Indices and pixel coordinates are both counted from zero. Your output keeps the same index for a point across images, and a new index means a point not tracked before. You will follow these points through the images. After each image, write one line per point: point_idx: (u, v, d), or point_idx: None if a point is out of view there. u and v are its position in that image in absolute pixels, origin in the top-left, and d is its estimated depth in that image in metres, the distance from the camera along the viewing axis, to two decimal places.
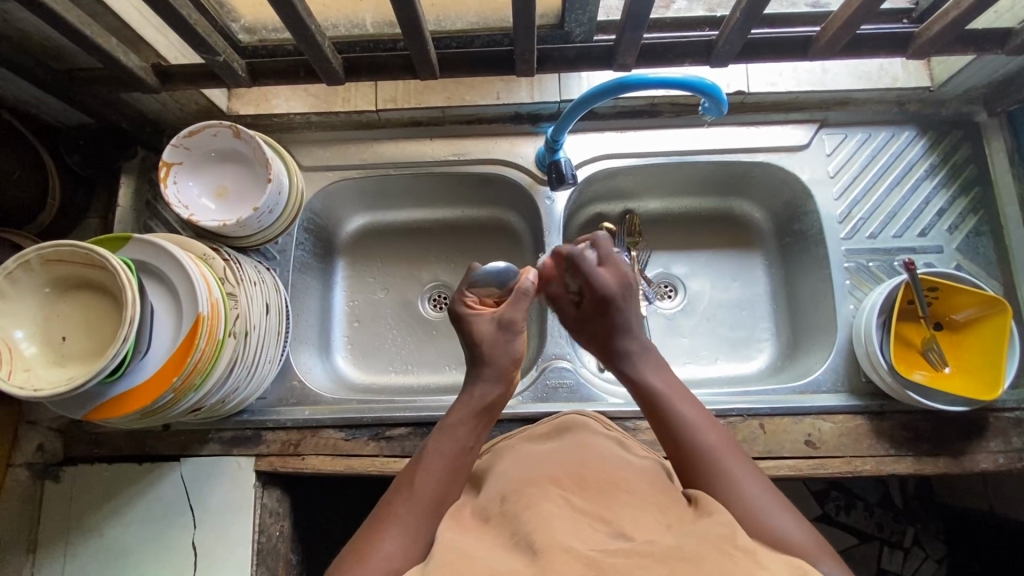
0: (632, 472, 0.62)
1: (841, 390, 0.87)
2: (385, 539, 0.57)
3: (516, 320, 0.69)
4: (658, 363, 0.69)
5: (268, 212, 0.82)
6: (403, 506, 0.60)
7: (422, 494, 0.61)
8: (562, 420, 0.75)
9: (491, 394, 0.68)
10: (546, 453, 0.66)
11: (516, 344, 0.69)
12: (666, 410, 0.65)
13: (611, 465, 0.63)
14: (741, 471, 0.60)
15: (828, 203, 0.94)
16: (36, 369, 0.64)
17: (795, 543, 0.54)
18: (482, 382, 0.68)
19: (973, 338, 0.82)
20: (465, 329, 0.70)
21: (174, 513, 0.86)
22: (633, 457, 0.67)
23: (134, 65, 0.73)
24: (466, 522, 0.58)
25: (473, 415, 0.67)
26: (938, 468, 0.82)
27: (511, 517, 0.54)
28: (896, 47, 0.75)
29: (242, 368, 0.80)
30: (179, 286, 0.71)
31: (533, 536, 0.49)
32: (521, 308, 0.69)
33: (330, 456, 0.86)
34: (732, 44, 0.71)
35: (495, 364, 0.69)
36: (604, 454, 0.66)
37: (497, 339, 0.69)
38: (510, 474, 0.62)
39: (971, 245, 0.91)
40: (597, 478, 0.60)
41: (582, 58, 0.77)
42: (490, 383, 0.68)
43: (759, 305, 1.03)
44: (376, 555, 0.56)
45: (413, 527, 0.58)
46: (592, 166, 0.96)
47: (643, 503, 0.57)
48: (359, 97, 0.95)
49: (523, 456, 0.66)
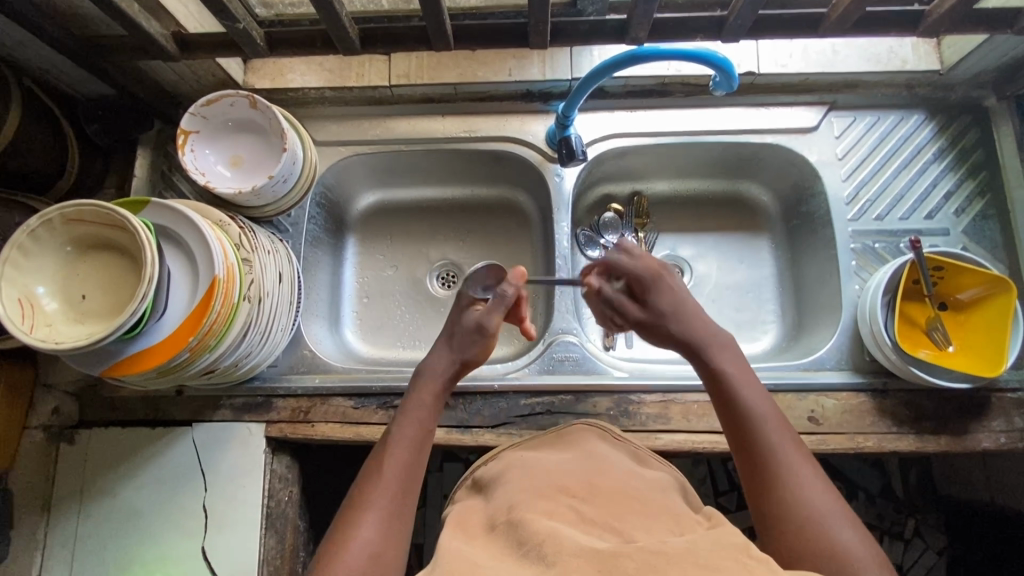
0: (642, 486, 0.64)
1: (845, 368, 0.88)
2: (364, 521, 0.59)
3: (489, 326, 0.76)
4: (733, 352, 0.70)
5: (282, 180, 0.84)
6: (377, 490, 0.62)
7: (391, 477, 0.63)
8: (570, 428, 0.77)
9: (443, 375, 0.75)
10: (556, 461, 0.68)
11: (483, 343, 0.76)
12: (736, 400, 0.66)
13: (622, 477, 0.65)
14: (809, 477, 0.60)
15: (836, 185, 0.94)
16: (57, 324, 0.66)
17: (846, 548, 0.55)
18: (429, 359, 0.76)
19: (976, 318, 0.82)
20: (450, 321, 0.79)
21: (186, 476, 0.87)
22: (645, 470, 0.69)
23: (155, 31, 0.74)
24: (474, 533, 0.59)
25: (429, 395, 0.73)
26: (940, 446, 0.83)
27: (517, 523, 0.56)
28: (906, 25, 0.75)
29: (255, 334, 0.81)
30: (195, 250, 0.72)
31: (544, 542, 0.51)
32: (496, 314, 0.76)
33: (339, 424, 0.88)
34: (744, 19, 0.72)
35: (453, 347, 0.76)
36: (615, 465, 0.68)
37: (468, 336, 0.76)
38: (518, 480, 0.64)
39: (977, 228, 0.91)
40: (607, 488, 0.62)
41: (595, 32, 0.78)
42: (445, 365, 0.75)
43: (764, 288, 1.04)
44: (356, 539, 0.58)
45: (392, 509, 0.61)
46: (602, 145, 0.97)
47: (655, 514, 0.59)
48: (372, 72, 0.96)
49: (534, 464, 0.68)
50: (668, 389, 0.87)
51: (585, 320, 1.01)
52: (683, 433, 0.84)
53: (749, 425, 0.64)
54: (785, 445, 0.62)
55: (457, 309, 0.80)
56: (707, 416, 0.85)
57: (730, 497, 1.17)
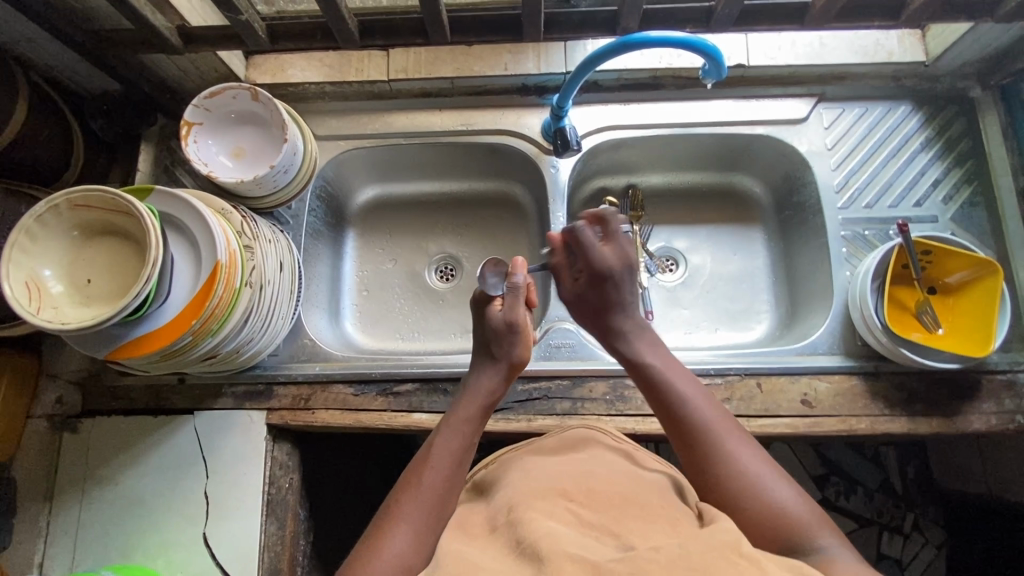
0: (642, 485, 0.65)
1: (837, 352, 0.89)
2: (396, 534, 0.62)
3: (517, 321, 0.76)
4: (651, 340, 0.75)
5: (283, 171, 0.86)
6: (411, 503, 0.64)
7: (427, 491, 0.65)
8: (571, 431, 0.79)
9: (492, 387, 0.76)
10: (556, 465, 0.69)
11: (519, 345, 0.77)
12: (662, 388, 0.69)
13: (622, 477, 0.67)
14: (739, 445, 0.64)
15: (825, 174, 0.96)
16: (62, 306, 0.67)
17: (789, 507, 0.60)
18: (480, 373, 0.77)
19: (966, 301, 0.84)
20: (479, 329, 0.79)
21: (188, 464, 0.88)
22: (643, 470, 0.70)
23: (160, 25, 0.76)
24: (475, 534, 0.62)
25: (476, 411, 0.74)
26: (931, 428, 0.84)
27: (517, 524, 0.58)
28: (889, 15, 0.78)
29: (257, 320, 0.83)
30: (198, 237, 0.74)
31: (541, 542, 0.53)
32: (518, 312, 0.76)
33: (339, 411, 0.89)
34: (730, 8, 0.74)
35: (501, 358, 0.77)
36: (614, 467, 0.69)
37: (505, 339, 0.76)
38: (520, 481, 0.66)
39: (965, 215, 0.93)
40: (607, 490, 0.64)
41: (587, 23, 0.80)
42: (494, 378, 0.77)
43: (758, 277, 1.06)
44: (389, 551, 0.60)
45: (421, 519, 0.63)
46: (597, 136, 0.99)
47: (653, 517, 0.60)
48: (371, 67, 0.98)
49: (530, 467, 0.70)
50: None
51: None
52: None
53: (677, 412, 0.68)
54: (737, 448, 0.64)
55: (478, 314, 0.80)
56: None
57: None
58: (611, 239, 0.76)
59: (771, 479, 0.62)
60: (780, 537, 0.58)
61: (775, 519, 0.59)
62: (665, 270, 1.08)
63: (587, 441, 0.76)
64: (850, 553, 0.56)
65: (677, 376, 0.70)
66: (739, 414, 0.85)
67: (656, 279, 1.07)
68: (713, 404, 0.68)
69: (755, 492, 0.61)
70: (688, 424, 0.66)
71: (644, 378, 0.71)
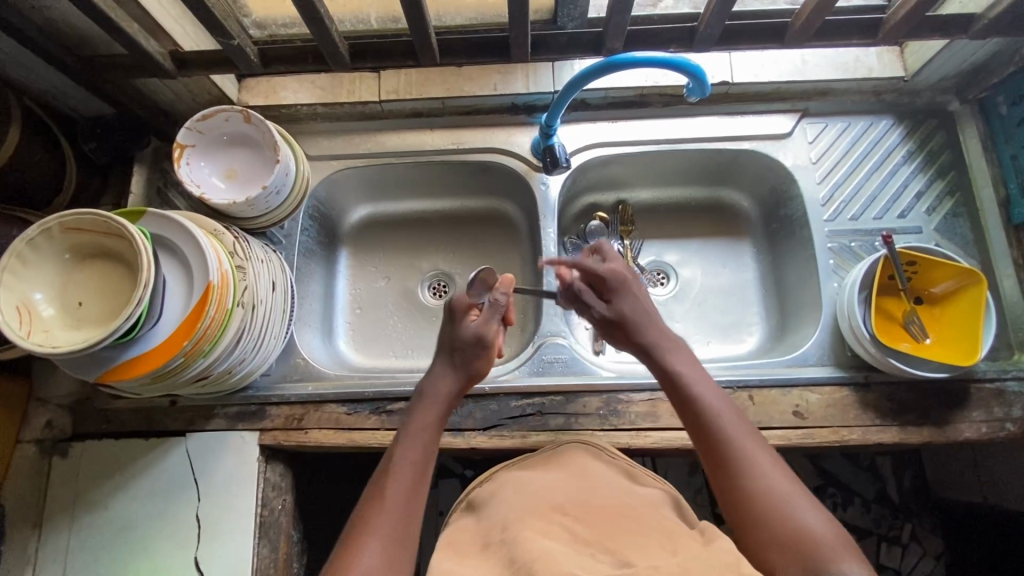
0: (637, 502, 0.66)
1: (828, 363, 0.90)
2: (366, 549, 0.60)
3: (487, 335, 0.77)
4: (690, 357, 0.76)
5: (276, 192, 0.87)
6: (378, 517, 0.63)
7: (393, 504, 0.65)
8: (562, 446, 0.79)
9: (449, 393, 0.76)
10: (548, 482, 0.69)
11: (483, 359, 0.78)
12: (695, 400, 0.70)
13: (616, 495, 0.67)
14: (766, 464, 0.64)
15: (811, 187, 0.98)
16: (53, 330, 0.67)
17: (812, 530, 0.58)
18: (433, 379, 0.77)
19: (952, 310, 0.85)
20: (445, 336, 0.79)
21: (180, 487, 0.88)
22: (637, 487, 0.70)
23: (154, 50, 0.77)
24: (470, 552, 0.62)
25: (434, 416, 0.74)
26: (922, 437, 0.85)
27: (512, 543, 0.58)
28: (867, 33, 0.80)
29: (249, 341, 0.83)
30: (191, 258, 0.74)
31: (537, 562, 0.53)
32: (493, 326, 0.78)
33: (331, 430, 0.89)
34: (712, 28, 0.76)
35: (460, 367, 0.78)
36: (608, 486, 0.69)
37: (469, 350, 0.77)
38: (514, 500, 0.66)
39: (948, 225, 0.95)
40: (602, 506, 0.64)
41: (573, 44, 0.82)
42: (448, 385, 0.77)
43: (747, 290, 1.07)
44: (361, 566, 0.58)
45: (391, 532, 0.62)
46: (585, 154, 1.01)
47: (649, 532, 0.60)
48: (363, 89, 1.00)
49: (524, 484, 0.69)
50: (656, 387, 0.88)
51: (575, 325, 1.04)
52: (672, 432, 0.86)
53: (710, 426, 0.68)
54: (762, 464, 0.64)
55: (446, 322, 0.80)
56: None
57: None
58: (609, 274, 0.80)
59: (796, 501, 0.60)
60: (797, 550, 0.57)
61: (791, 532, 0.58)
62: (656, 283, 1.09)
63: (579, 458, 0.75)
64: None
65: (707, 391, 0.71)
66: None
67: (647, 293, 1.07)
68: (743, 422, 0.68)
69: (778, 510, 0.60)
70: (715, 436, 0.67)
71: (677, 392, 0.72)
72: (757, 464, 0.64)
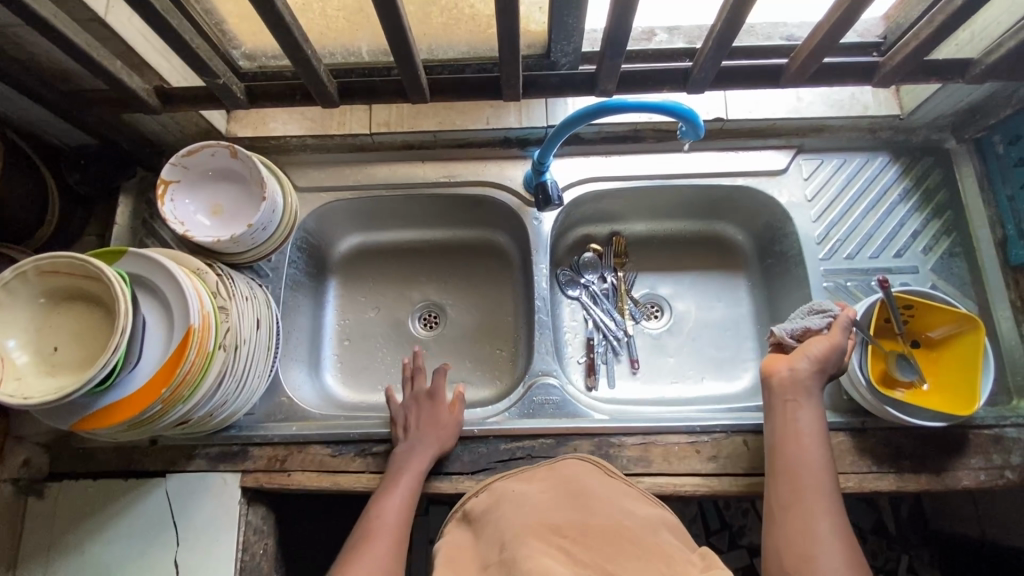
0: (634, 523, 0.64)
1: (823, 408, 0.88)
2: None
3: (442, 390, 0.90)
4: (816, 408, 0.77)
5: (262, 228, 0.85)
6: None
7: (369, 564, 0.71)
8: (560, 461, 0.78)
9: (426, 454, 0.82)
10: (545, 498, 0.69)
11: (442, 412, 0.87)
12: (790, 438, 0.75)
13: (614, 515, 0.65)
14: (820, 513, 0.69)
15: (806, 225, 0.97)
16: (27, 377, 0.65)
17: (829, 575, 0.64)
18: (408, 445, 0.83)
19: (949, 355, 0.83)
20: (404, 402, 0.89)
21: (159, 530, 0.85)
22: (636, 504, 0.69)
23: (137, 87, 0.76)
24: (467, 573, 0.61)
25: (412, 479, 0.80)
26: (920, 485, 0.83)
27: (511, 562, 0.56)
28: (862, 76, 0.79)
29: (231, 382, 0.80)
30: (171, 299, 0.72)
31: None
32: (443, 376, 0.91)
33: (315, 472, 0.86)
34: (707, 72, 0.76)
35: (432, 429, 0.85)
36: (605, 503, 0.67)
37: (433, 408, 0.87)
38: (511, 520, 0.65)
39: (945, 266, 0.94)
40: (601, 526, 0.63)
41: (566, 85, 0.82)
42: (427, 448, 0.83)
43: (743, 326, 1.05)
44: None
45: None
46: (578, 189, 1.00)
47: (647, 555, 0.59)
48: (353, 121, 0.98)
49: (520, 500, 0.69)
50: (648, 431, 0.86)
51: (567, 359, 1.03)
52: (665, 477, 0.83)
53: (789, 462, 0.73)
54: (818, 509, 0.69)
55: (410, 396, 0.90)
56: (688, 458, 0.84)
57: (721, 536, 1.17)
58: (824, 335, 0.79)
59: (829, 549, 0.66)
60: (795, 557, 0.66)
61: (806, 544, 0.67)
62: (650, 317, 1.07)
63: (574, 473, 0.74)
64: None
65: (809, 430, 0.75)
66: (726, 473, 0.83)
67: (641, 326, 1.06)
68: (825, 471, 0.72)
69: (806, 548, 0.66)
70: (788, 471, 0.73)
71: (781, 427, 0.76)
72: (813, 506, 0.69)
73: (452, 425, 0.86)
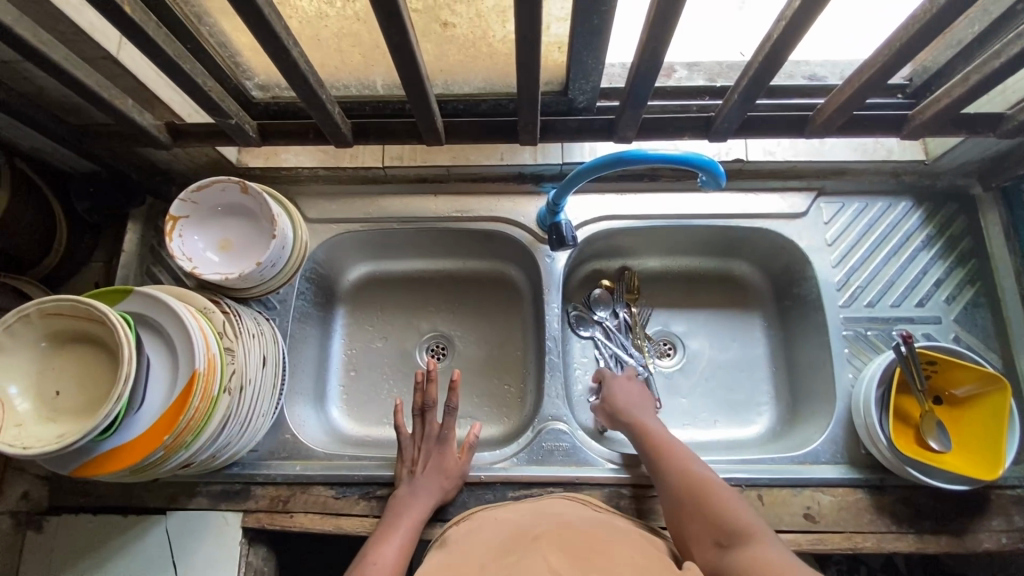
0: (611, 536, 0.64)
1: (841, 462, 0.85)
2: None
3: (449, 434, 0.85)
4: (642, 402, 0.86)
5: (270, 266, 0.84)
6: None
7: None
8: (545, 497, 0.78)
9: (430, 498, 0.80)
10: (525, 521, 0.69)
11: (449, 454, 0.84)
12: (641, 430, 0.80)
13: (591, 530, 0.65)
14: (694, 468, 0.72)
15: (826, 270, 0.94)
16: (27, 425, 0.64)
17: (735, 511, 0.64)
18: (415, 486, 0.81)
19: (974, 415, 0.81)
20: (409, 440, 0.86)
21: (158, 570, 0.84)
22: (618, 524, 0.69)
23: (147, 123, 0.75)
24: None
25: (415, 520, 0.78)
26: (940, 547, 0.80)
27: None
28: (891, 127, 0.77)
29: (235, 424, 0.79)
30: (177, 342, 0.71)
31: None
32: (451, 419, 0.85)
33: (318, 515, 0.85)
34: (730, 121, 0.74)
35: (439, 470, 0.83)
36: (586, 522, 0.67)
37: (438, 450, 0.84)
38: (493, 544, 0.65)
39: (968, 317, 0.91)
40: (579, 539, 0.62)
41: (583, 130, 0.81)
42: (432, 488, 0.81)
43: (758, 368, 1.03)
44: None
45: None
46: (592, 227, 0.98)
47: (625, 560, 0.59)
48: (366, 154, 0.97)
49: (502, 525, 0.69)
50: None
51: (577, 399, 1.01)
52: None
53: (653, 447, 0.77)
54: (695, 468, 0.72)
55: (421, 429, 0.87)
56: None
57: None
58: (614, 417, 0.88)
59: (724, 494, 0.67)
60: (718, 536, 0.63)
61: (699, 506, 0.67)
62: (662, 355, 1.05)
63: (555, 502, 0.74)
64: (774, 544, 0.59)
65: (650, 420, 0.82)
66: None
67: (653, 365, 1.03)
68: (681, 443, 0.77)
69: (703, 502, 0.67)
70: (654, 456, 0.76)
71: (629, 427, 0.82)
72: (689, 468, 0.72)
73: (461, 470, 0.84)
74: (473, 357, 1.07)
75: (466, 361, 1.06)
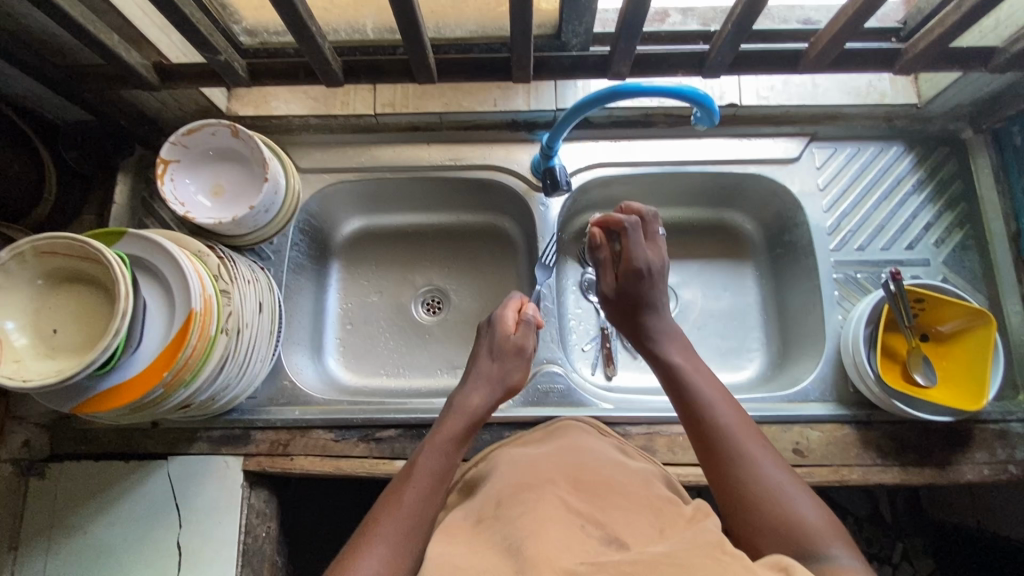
0: (627, 478, 0.61)
1: (829, 400, 0.88)
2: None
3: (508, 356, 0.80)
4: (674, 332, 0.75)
5: (264, 211, 0.83)
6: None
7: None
8: (556, 424, 0.74)
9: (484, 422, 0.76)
10: (544, 454, 0.66)
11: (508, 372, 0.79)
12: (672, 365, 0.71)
13: (606, 468, 0.63)
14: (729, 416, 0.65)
15: (817, 215, 0.95)
16: (25, 360, 0.64)
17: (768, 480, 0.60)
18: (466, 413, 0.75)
19: (958, 351, 0.83)
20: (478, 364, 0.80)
21: (161, 512, 0.85)
22: (631, 461, 0.67)
23: (134, 62, 0.74)
24: (461, 527, 0.57)
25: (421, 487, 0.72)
26: (924, 478, 0.83)
27: (507, 520, 0.53)
28: (883, 62, 0.77)
29: (233, 366, 0.80)
30: (172, 283, 0.71)
31: (528, 538, 0.49)
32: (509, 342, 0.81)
33: (318, 457, 0.86)
34: (723, 56, 0.74)
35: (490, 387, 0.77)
36: (599, 458, 0.65)
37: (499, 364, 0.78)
38: (504, 477, 0.61)
39: (956, 259, 0.93)
40: (592, 479, 0.60)
41: (578, 67, 0.79)
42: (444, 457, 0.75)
43: (749, 316, 1.04)
44: None
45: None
46: (586, 173, 0.98)
47: (639, 508, 0.57)
48: (357, 101, 0.96)
49: (516, 458, 0.65)
50: (652, 420, 0.86)
51: (572, 348, 1.02)
52: (669, 466, 0.83)
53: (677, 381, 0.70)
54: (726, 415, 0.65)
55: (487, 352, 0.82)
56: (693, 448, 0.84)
57: None
58: (652, 240, 0.82)
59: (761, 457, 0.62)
60: (791, 549, 0.56)
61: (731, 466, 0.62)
62: None
63: (573, 433, 0.71)
64: (817, 515, 0.57)
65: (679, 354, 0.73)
66: None
67: None
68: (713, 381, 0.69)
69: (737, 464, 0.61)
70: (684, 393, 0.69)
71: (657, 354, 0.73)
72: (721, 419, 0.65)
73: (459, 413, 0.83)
74: (469, 309, 1.07)
75: (462, 312, 1.07)
